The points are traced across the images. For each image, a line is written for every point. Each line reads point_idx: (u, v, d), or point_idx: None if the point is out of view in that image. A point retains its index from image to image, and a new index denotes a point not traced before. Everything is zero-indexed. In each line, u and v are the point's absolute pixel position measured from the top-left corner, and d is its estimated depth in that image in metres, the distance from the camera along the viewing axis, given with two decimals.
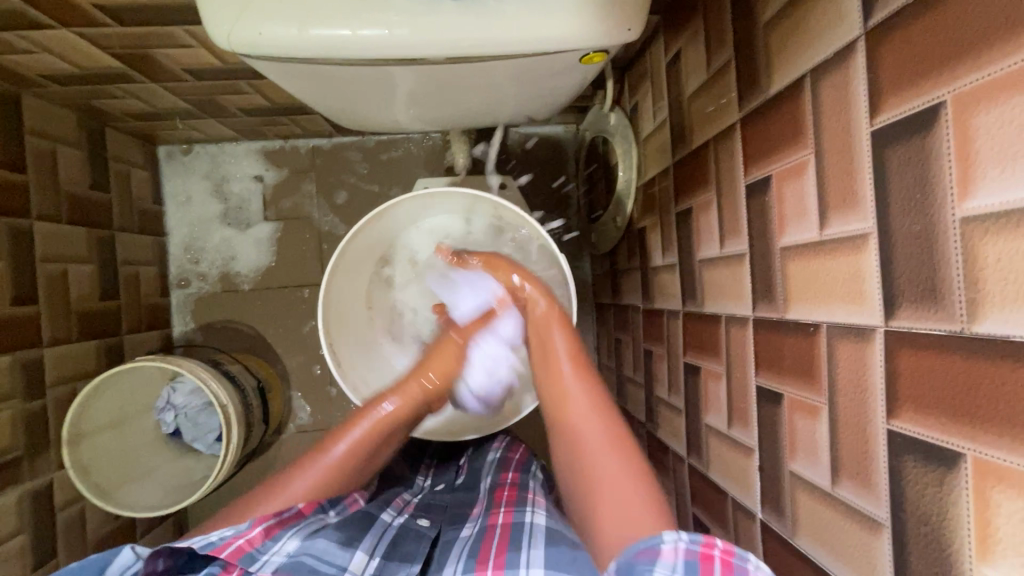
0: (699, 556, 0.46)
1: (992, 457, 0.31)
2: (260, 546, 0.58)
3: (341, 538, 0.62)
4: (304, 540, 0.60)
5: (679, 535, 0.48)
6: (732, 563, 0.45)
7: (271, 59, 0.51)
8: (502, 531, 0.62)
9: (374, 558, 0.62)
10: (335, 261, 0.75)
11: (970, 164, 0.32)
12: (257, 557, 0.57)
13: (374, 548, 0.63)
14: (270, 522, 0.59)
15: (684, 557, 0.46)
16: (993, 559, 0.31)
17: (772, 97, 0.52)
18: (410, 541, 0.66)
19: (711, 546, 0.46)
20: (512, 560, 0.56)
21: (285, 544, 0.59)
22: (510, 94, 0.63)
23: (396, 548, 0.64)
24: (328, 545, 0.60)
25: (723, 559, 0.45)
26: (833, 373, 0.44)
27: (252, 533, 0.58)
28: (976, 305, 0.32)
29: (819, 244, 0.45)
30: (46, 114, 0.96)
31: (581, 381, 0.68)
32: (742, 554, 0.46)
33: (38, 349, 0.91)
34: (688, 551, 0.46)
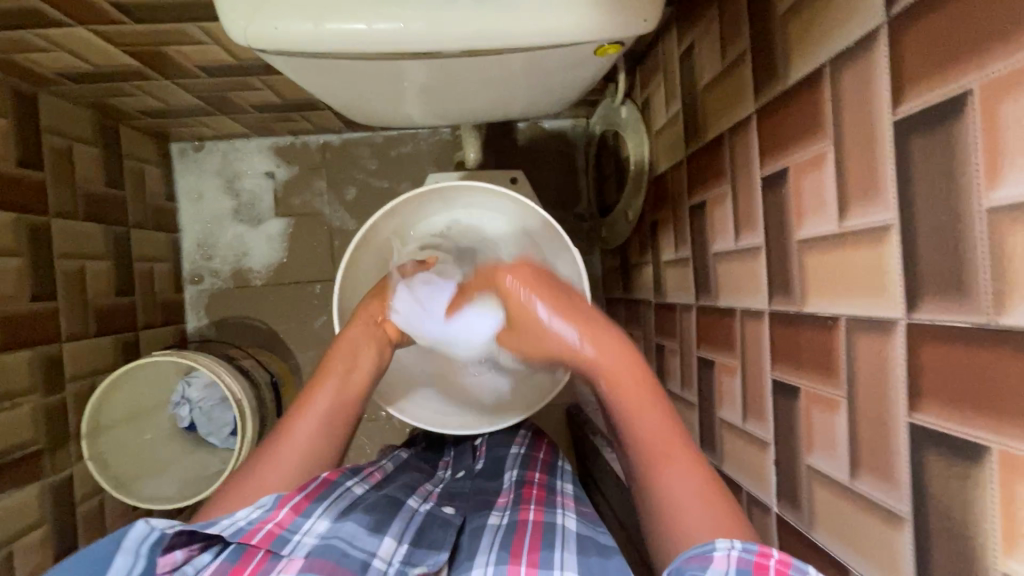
0: (753, 567, 0.41)
1: (1018, 450, 0.31)
2: (290, 525, 0.55)
3: (370, 523, 0.59)
4: (334, 522, 0.57)
5: (733, 543, 0.42)
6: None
7: (286, 54, 0.51)
8: (536, 528, 0.58)
9: (403, 544, 0.58)
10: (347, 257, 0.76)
11: (997, 153, 0.31)
12: (288, 537, 0.54)
13: (401, 533, 0.59)
14: (297, 501, 0.57)
15: (736, 565, 0.41)
16: (1020, 552, 0.31)
17: (789, 88, 0.51)
18: (438, 527, 0.62)
19: (766, 557, 0.41)
20: (546, 559, 0.54)
21: (315, 524, 0.56)
22: (523, 88, 0.63)
23: (423, 536, 0.60)
24: (357, 529, 0.57)
25: (779, 570, 0.40)
26: (852, 366, 0.44)
27: (281, 515, 0.56)
28: (1003, 297, 0.31)
29: (839, 236, 0.45)
30: (63, 112, 0.97)
31: (614, 367, 0.58)
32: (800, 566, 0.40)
33: (57, 344, 0.92)
34: (742, 559, 0.41)
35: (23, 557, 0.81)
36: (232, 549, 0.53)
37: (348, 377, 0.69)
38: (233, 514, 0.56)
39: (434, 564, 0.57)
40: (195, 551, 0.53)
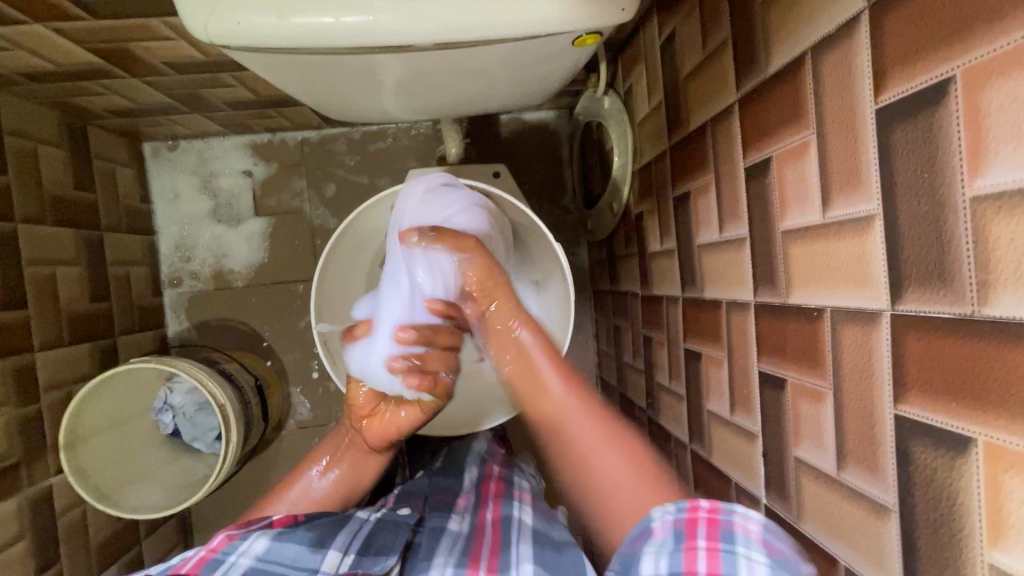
0: (687, 521, 0.51)
1: (1003, 441, 0.30)
2: (224, 550, 0.57)
3: (314, 538, 0.60)
4: (273, 541, 0.58)
5: (667, 508, 0.53)
6: (718, 519, 0.50)
7: (252, 50, 0.49)
8: (494, 528, 0.64)
9: (349, 555, 0.60)
10: (327, 258, 0.75)
11: (980, 141, 0.31)
12: (222, 560, 0.56)
13: (348, 543, 0.61)
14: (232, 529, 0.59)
15: (672, 528, 0.51)
16: (1005, 544, 0.31)
17: (771, 76, 0.50)
18: (389, 531, 0.64)
19: (696, 509, 0.51)
20: (503, 562, 0.59)
21: (252, 545, 0.58)
22: (502, 80, 0.62)
23: (372, 541, 0.62)
24: (298, 550, 0.58)
25: (708, 517, 0.50)
26: (838, 358, 0.43)
27: (215, 541, 0.58)
28: (987, 287, 0.31)
29: (822, 227, 0.44)
30: (26, 113, 0.94)
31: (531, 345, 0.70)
32: (726, 507, 0.50)
33: (30, 353, 0.89)
34: (675, 521, 0.52)
35: None
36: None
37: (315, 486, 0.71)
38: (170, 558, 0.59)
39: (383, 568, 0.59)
40: None
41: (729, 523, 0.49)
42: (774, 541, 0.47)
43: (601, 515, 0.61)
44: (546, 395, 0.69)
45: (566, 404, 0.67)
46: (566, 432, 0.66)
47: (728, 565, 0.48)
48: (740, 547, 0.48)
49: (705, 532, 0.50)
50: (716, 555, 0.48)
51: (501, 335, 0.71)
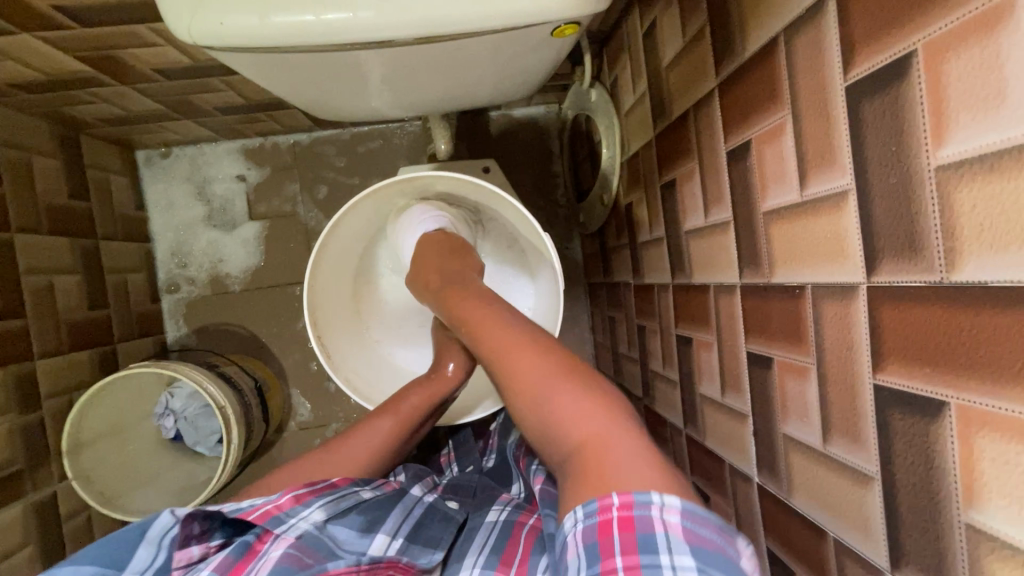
0: (599, 529, 0.38)
1: (974, 403, 0.31)
2: (289, 510, 0.55)
3: (365, 522, 0.59)
4: (330, 519, 0.57)
5: (576, 513, 0.40)
6: (633, 520, 0.38)
7: (234, 50, 0.50)
8: (530, 533, 0.61)
9: (396, 540, 0.59)
10: (316, 252, 0.73)
11: (942, 112, 0.32)
12: (285, 520, 0.55)
13: (396, 529, 0.60)
14: (300, 491, 0.57)
15: (584, 541, 0.38)
16: (980, 503, 0.32)
17: (747, 60, 0.51)
18: (436, 524, 0.64)
19: (607, 510, 0.39)
20: (534, 564, 0.55)
21: (313, 514, 0.56)
22: (485, 74, 0.62)
23: (421, 531, 0.62)
24: (349, 533, 0.58)
25: (621, 519, 0.38)
26: (820, 332, 0.44)
27: (281, 498, 0.56)
28: (954, 253, 0.32)
29: (801, 205, 0.45)
30: (18, 124, 0.94)
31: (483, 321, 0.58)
32: (641, 497, 0.38)
33: (30, 362, 0.90)
34: (587, 531, 0.39)
35: None
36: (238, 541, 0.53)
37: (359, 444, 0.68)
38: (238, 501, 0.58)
39: (428, 563, 0.59)
40: (211, 547, 0.54)
41: (647, 522, 0.38)
42: (698, 528, 0.38)
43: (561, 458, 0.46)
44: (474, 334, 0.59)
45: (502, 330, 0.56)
46: (512, 351, 0.53)
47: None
48: (664, 557, 0.36)
49: (622, 542, 0.37)
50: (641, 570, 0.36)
51: (441, 285, 0.69)
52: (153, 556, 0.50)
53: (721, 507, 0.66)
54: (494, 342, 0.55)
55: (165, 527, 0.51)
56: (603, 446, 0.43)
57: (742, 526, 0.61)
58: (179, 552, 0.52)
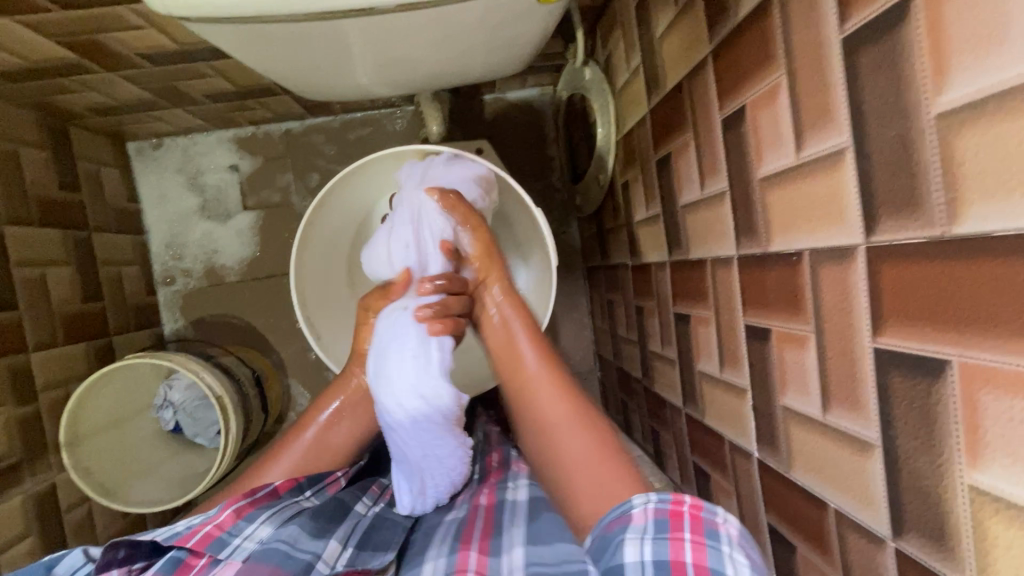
0: (670, 513, 0.46)
1: (977, 359, 0.30)
2: (230, 529, 0.58)
3: (314, 528, 0.59)
4: (277, 528, 0.58)
5: (649, 497, 0.48)
6: (703, 517, 0.45)
7: (211, 22, 0.49)
8: (485, 514, 0.64)
9: (347, 549, 0.59)
10: (301, 233, 0.74)
11: (942, 57, 0.30)
12: (228, 541, 0.57)
13: (347, 537, 0.60)
14: (241, 505, 0.60)
15: (653, 517, 0.47)
16: (983, 464, 0.31)
17: (741, 21, 0.50)
18: (388, 529, 0.65)
19: (680, 503, 0.46)
20: (494, 544, 0.59)
21: (258, 530, 0.58)
22: (474, 46, 0.61)
23: (370, 539, 0.62)
24: (299, 534, 0.57)
25: (691, 514, 0.45)
26: (818, 299, 0.43)
27: (221, 517, 0.58)
28: (956, 205, 0.30)
29: (797, 168, 0.44)
30: (5, 115, 0.93)
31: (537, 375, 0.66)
32: (710, 507, 0.45)
33: (24, 354, 0.90)
34: (657, 510, 0.47)
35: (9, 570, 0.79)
36: (166, 558, 0.56)
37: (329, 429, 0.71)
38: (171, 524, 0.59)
39: (380, 564, 0.60)
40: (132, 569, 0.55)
41: (714, 522, 0.45)
42: (750, 545, 0.44)
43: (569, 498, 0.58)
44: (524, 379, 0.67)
45: (541, 387, 0.65)
46: (551, 419, 0.63)
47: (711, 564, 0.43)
48: (723, 546, 0.43)
49: (689, 527, 0.45)
50: (702, 549, 0.44)
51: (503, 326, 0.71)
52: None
53: (721, 485, 0.65)
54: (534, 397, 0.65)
55: (74, 566, 0.55)
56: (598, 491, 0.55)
57: (743, 502, 0.60)
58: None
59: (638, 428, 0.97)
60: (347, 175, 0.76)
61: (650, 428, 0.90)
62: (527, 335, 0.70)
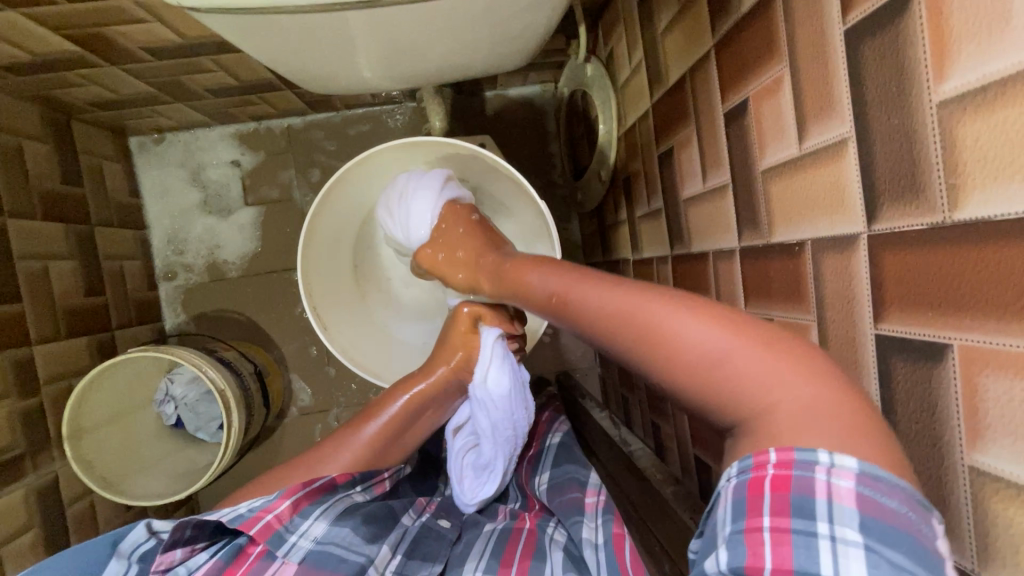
0: (750, 485, 0.34)
1: (979, 341, 0.31)
2: (288, 523, 0.59)
3: (369, 532, 0.63)
4: (332, 525, 0.61)
5: (729, 471, 0.36)
6: (791, 479, 0.33)
7: (220, 13, 0.49)
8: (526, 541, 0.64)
9: (397, 556, 0.63)
10: (308, 223, 0.74)
11: (943, 45, 0.31)
12: (285, 536, 0.59)
13: (397, 543, 0.64)
14: (297, 498, 0.60)
15: (733, 497, 0.35)
16: (984, 445, 0.31)
17: (744, 14, 0.50)
18: (431, 539, 0.67)
19: (761, 468, 0.34)
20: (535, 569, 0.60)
21: (313, 527, 0.60)
22: (479, 40, 0.61)
23: (417, 547, 0.65)
24: (352, 536, 0.61)
25: (776, 478, 0.33)
26: (821, 288, 0.44)
27: (280, 510, 0.59)
28: (957, 191, 0.31)
29: (800, 159, 0.44)
30: (8, 108, 0.93)
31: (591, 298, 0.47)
32: (803, 455, 0.33)
33: (27, 347, 0.90)
34: (736, 486, 0.35)
35: (13, 561, 0.80)
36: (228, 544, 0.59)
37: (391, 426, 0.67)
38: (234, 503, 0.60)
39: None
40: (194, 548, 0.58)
41: (807, 484, 0.32)
42: (876, 500, 0.31)
43: (710, 402, 0.38)
44: (568, 313, 0.50)
45: (598, 302, 0.46)
46: (632, 327, 0.43)
47: (810, 559, 0.31)
48: (822, 528, 0.31)
49: (772, 502, 0.33)
50: (789, 541, 0.31)
51: (514, 269, 0.59)
52: (125, 570, 0.56)
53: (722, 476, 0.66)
54: (591, 303, 0.47)
55: (137, 542, 0.58)
56: (760, 376, 0.36)
57: None
58: (167, 554, 0.55)
59: (639, 422, 0.98)
60: (354, 167, 0.76)
61: (651, 422, 0.91)
62: (532, 262, 0.58)
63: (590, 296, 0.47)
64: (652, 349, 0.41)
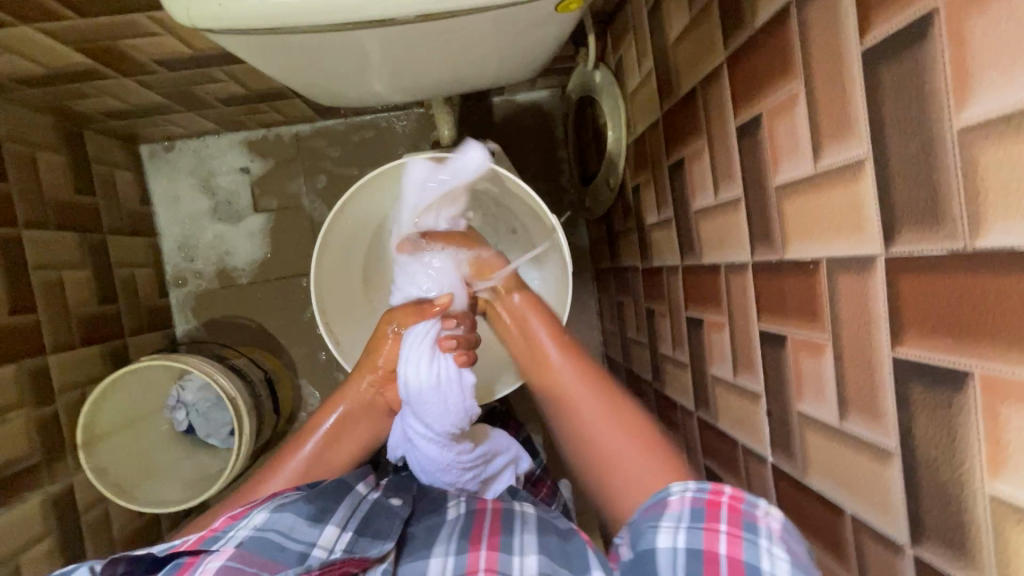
0: (708, 503, 0.46)
1: (999, 372, 0.31)
2: (224, 528, 0.57)
3: (311, 512, 0.59)
4: (272, 512, 0.58)
5: (686, 486, 0.48)
6: (740, 508, 0.45)
7: (234, 34, 0.49)
8: (494, 515, 0.63)
9: (345, 533, 0.59)
10: (326, 227, 0.74)
11: (965, 71, 0.30)
12: (220, 536, 0.56)
13: (345, 521, 0.60)
14: (237, 511, 0.59)
15: (689, 505, 0.46)
16: (1006, 474, 0.31)
17: (757, 30, 0.50)
18: (384, 517, 0.63)
19: (718, 493, 0.46)
20: (505, 542, 0.58)
21: (253, 519, 0.57)
22: (489, 55, 0.61)
23: (370, 523, 0.61)
24: (296, 521, 0.58)
25: (730, 504, 0.45)
26: (836, 308, 0.43)
27: (216, 523, 0.58)
28: (978, 219, 0.31)
29: (815, 177, 0.44)
30: (22, 120, 0.94)
31: (559, 367, 0.67)
32: (751, 498, 0.45)
33: (43, 356, 0.91)
34: (695, 499, 0.47)
35: (31, 568, 0.81)
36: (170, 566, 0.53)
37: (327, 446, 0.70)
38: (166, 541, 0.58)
39: (379, 553, 0.58)
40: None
41: (752, 514, 0.44)
42: (792, 542, 0.43)
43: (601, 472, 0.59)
44: (545, 368, 0.68)
45: (563, 373, 0.67)
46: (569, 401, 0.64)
47: (753, 555, 0.42)
48: (762, 539, 0.42)
49: (727, 518, 0.44)
50: (738, 542, 0.43)
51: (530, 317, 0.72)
52: None
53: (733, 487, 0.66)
54: (567, 394, 0.65)
55: None
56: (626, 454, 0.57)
57: None
58: None
59: None
60: (368, 181, 0.77)
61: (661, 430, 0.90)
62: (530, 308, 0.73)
63: (561, 366, 0.67)
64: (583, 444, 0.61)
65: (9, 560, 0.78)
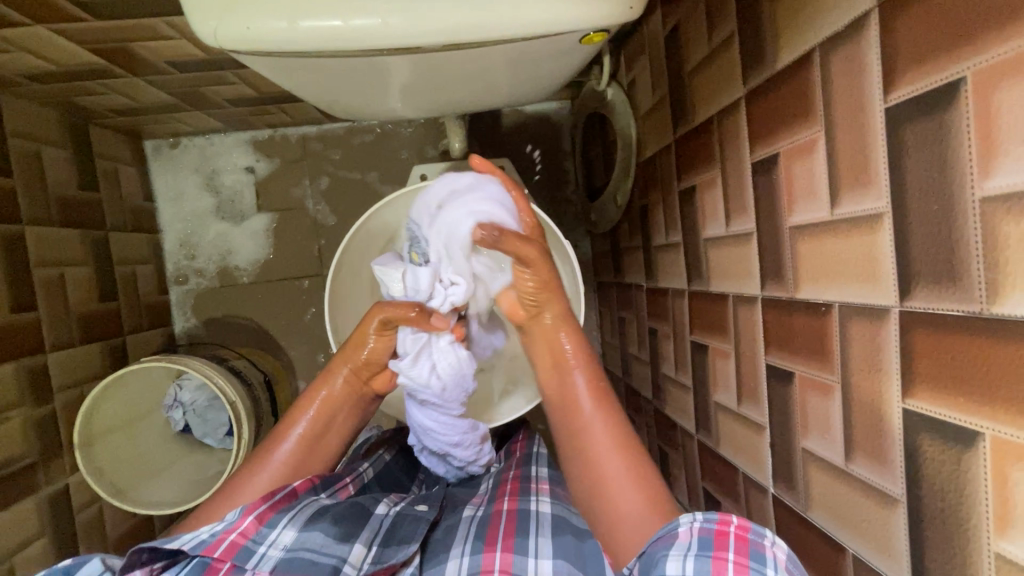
0: (716, 532, 0.45)
1: (1009, 436, 0.32)
2: (255, 536, 0.56)
3: (340, 531, 0.58)
4: (301, 531, 0.57)
5: (694, 514, 0.47)
6: (748, 538, 0.44)
7: (260, 54, 0.49)
8: (510, 517, 0.61)
9: (372, 550, 0.58)
10: (357, 222, 0.76)
11: (991, 142, 0.31)
12: (254, 549, 0.55)
13: (371, 539, 0.59)
14: (261, 510, 0.58)
15: (698, 535, 0.45)
16: (1012, 535, 0.32)
17: (778, 71, 0.50)
18: (409, 524, 0.63)
19: (726, 523, 0.45)
20: (521, 545, 0.56)
21: (282, 535, 0.57)
22: (508, 79, 0.62)
23: (394, 534, 0.61)
24: (325, 538, 0.57)
25: (737, 534, 0.45)
26: (847, 353, 0.44)
27: (245, 525, 0.56)
28: (996, 286, 0.32)
29: (831, 223, 0.45)
30: (28, 114, 0.93)
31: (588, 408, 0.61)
32: (757, 528, 0.45)
33: (41, 355, 0.90)
34: (703, 529, 0.46)
35: (26, 569, 0.80)
36: (194, 563, 0.55)
37: (313, 435, 0.66)
38: (195, 528, 0.57)
39: (404, 557, 0.58)
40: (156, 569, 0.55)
41: (760, 545, 0.44)
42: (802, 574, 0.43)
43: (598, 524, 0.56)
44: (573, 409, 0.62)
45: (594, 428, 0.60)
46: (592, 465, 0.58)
47: None
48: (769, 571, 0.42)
49: (736, 548, 0.44)
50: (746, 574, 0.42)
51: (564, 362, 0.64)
52: None
53: (731, 512, 0.67)
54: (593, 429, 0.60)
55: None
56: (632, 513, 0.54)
57: None
58: None
59: None
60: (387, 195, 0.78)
61: (659, 448, 0.91)
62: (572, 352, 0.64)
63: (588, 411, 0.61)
64: (590, 485, 0.58)
65: (4, 560, 0.77)
